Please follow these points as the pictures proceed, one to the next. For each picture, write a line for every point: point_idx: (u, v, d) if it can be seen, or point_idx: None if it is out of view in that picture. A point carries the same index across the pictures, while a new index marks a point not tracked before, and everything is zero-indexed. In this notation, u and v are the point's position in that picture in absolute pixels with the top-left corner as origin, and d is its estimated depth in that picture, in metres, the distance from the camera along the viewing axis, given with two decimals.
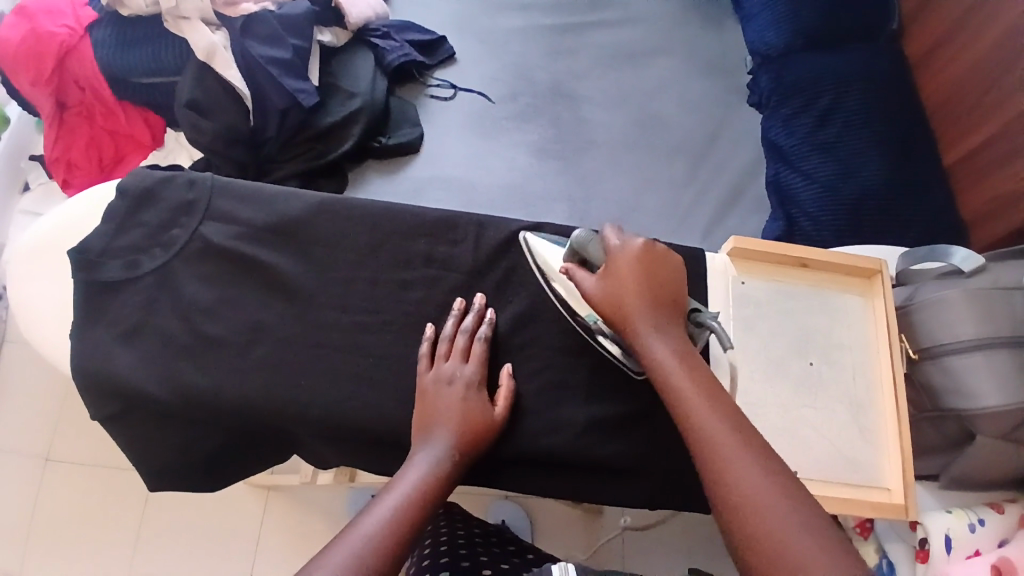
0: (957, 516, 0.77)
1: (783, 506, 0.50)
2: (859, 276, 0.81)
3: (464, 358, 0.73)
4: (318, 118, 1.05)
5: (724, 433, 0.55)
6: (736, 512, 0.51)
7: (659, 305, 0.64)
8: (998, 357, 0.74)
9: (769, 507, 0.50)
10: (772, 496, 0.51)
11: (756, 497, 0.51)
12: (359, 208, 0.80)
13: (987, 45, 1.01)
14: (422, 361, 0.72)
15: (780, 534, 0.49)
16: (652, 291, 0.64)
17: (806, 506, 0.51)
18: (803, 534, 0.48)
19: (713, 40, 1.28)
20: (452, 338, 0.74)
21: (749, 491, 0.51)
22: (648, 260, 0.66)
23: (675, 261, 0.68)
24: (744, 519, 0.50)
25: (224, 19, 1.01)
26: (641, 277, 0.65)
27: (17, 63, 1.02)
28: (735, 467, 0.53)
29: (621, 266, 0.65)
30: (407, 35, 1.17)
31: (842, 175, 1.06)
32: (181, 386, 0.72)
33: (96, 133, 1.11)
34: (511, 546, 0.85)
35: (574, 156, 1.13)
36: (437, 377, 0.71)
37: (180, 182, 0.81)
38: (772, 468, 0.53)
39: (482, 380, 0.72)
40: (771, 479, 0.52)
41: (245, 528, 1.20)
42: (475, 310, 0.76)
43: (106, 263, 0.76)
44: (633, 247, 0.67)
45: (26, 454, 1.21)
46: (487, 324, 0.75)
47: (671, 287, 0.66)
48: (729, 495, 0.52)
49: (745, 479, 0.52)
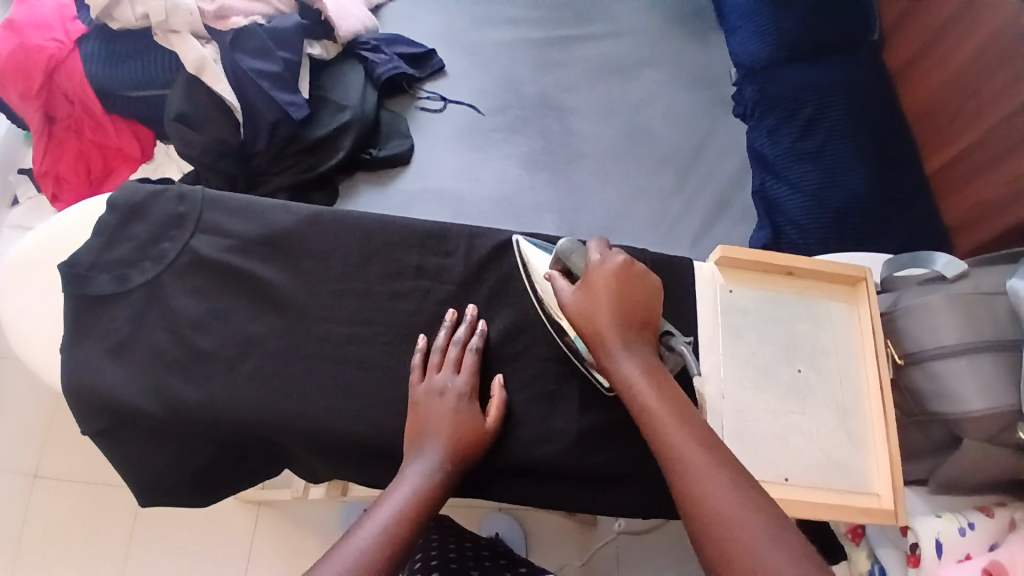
0: (946, 520, 0.77)
1: (750, 521, 0.51)
2: (845, 284, 0.81)
3: (456, 369, 0.73)
4: (310, 130, 1.06)
5: (693, 449, 0.56)
6: (703, 522, 0.52)
7: (632, 324, 0.64)
8: (980, 362, 0.75)
9: (737, 522, 0.51)
10: (742, 511, 0.51)
11: (724, 510, 0.52)
12: (350, 220, 0.80)
13: (966, 57, 1.04)
14: (414, 372, 0.73)
15: (746, 550, 0.49)
16: (626, 307, 0.65)
17: (774, 520, 0.51)
18: (771, 547, 0.49)
19: (698, 53, 1.30)
20: (444, 349, 0.74)
21: (719, 507, 0.52)
22: (626, 279, 0.66)
23: (653, 282, 0.68)
24: (712, 530, 0.51)
25: (214, 33, 1.02)
26: (618, 294, 0.65)
27: (5, 76, 1.03)
28: (705, 484, 0.54)
29: (599, 282, 0.66)
30: (397, 48, 1.19)
31: (826, 184, 1.07)
32: (171, 400, 0.72)
33: (84, 147, 1.11)
34: (502, 559, 0.85)
35: (562, 168, 1.15)
36: (428, 389, 0.71)
37: (171, 195, 0.80)
38: (741, 484, 0.53)
39: (473, 391, 0.72)
40: (738, 494, 0.53)
41: (235, 544, 1.19)
42: (467, 322, 0.76)
43: (96, 277, 0.76)
44: (613, 264, 0.67)
45: (13, 472, 1.20)
46: (478, 336, 0.76)
47: (645, 305, 0.66)
48: (700, 506, 0.53)
49: (713, 494, 0.53)
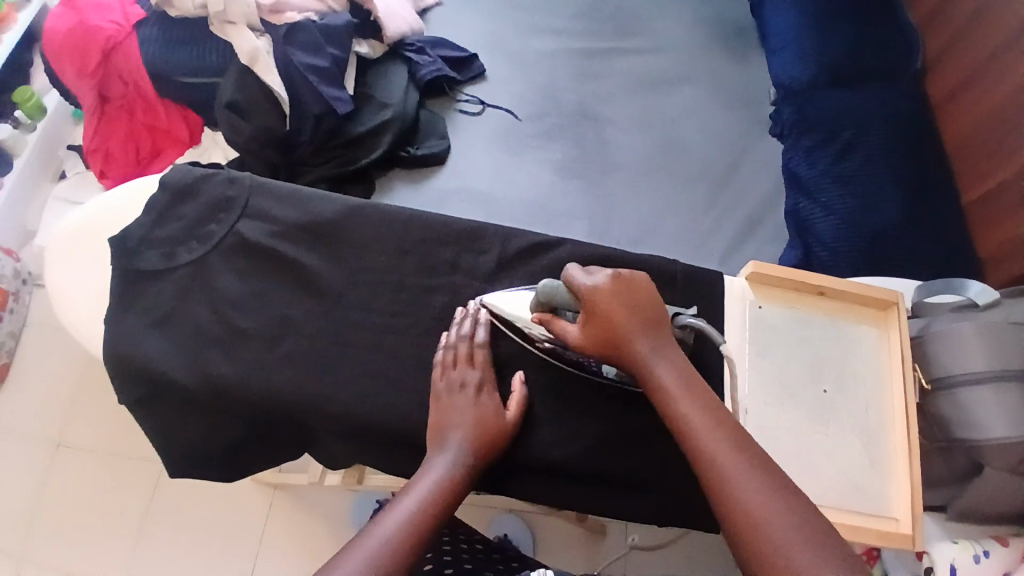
0: (962, 547, 0.78)
1: (786, 522, 0.52)
2: (875, 308, 0.82)
3: (471, 364, 0.74)
4: (352, 125, 1.09)
5: (723, 451, 0.57)
6: (737, 526, 0.54)
7: (648, 329, 0.66)
8: (1007, 392, 0.75)
9: (772, 523, 0.52)
10: (773, 512, 0.53)
11: (755, 512, 0.53)
12: (391, 214, 0.83)
13: (1007, 93, 1.04)
14: (436, 369, 0.73)
15: (783, 552, 0.51)
16: (638, 317, 0.66)
17: (808, 520, 0.53)
18: (806, 549, 0.51)
19: (738, 72, 1.31)
20: (455, 345, 0.75)
21: (751, 508, 0.54)
22: (625, 291, 0.67)
23: (643, 278, 0.69)
24: (745, 532, 0.53)
25: (269, 26, 1.05)
26: (625, 306, 0.66)
27: (63, 52, 1.08)
28: (736, 485, 0.55)
29: (602, 305, 0.66)
30: (440, 51, 1.22)
31: (859, 209, 1.08)
32: (208, 374, 0.75)
33: (135, 128, 1.17)
34: (495, 554, 0.87)
35: (596, 176, 1.16)
36: (449, 383, 0.72)
37: (220, 179, 0.84)
38: (772, 483, 0.55)
39: (490, 382, 0.74)
40: (773, 494, 0.54)
41: (248, 524, 1.20)
42: (473, 315, 0.77)
43: (145, 252, 0.80)
44: (604, 282, 0.67)
45: (42, 437, 1.25)
46: (485, 326, 0.76)
47: (650, 310, 0.67)
48: (732, 508, 0.54)
49: (747, 496, 0.54)
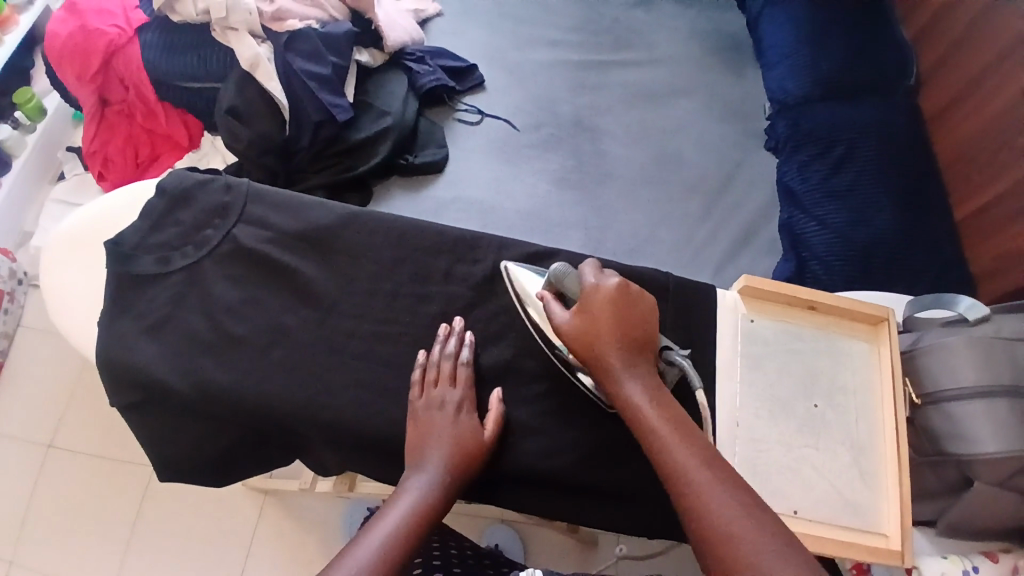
0: (951, 561, 0.79)
1: (755, 535, 0.52)
2: (866, 324, 0.82)
3: (453, 382, 0.74)
4: (351, 133, 1.10)
5: (696, 467, 0.58)
6: (708, 537, 0.53)
7: (631, 346, 0.66)
8: (997, 408, 0.75)
9: (741, 537, 0.52)
10: (743, 526, 0.53)
11: (727, 524, 0.53)
12: (387, 222, 0.83)
13: (998, 111, 1.06)
14: (414, 388, 0.74)
15: (751, 562, 0.51)
16: (623, 333, 0.66)
17: (777, 533, 0.53)
18: (772, 557, 0.51)
19: (733, 86, 1.32)
20: (438, 364, 0.75)
21: (722, 521, 0.54)
22: (622, 301, 0.67)
23: (648, 301, 0.69)
24: (716, 545, 0.53)
25: (270, 33, 1.05)
26: (615, 316, 0.66)
27: (64, 56, 1.07)
28: (706, 499, 0.55)
29: (597, 305, 0.67)
30: (440, 61, 1.23)
31: (852, 223, 1.08)
32: (200, 379, 0.75)
33: (134, 131, 1.17)
34: (485, 560, 0.87)
35: (592, 188, 1.17)
36: (428, 402, 0.72)
37: (218, 184, 0.84)
38: (743, 498, 0.55)
39: (470, 403, 0.74)
40: (743, 509, 0.54)
41: (238, 531, 1.20)
42: (457, 334, 0.77)
43: (140, 256, 0.80)
44: (608, 285, 0.68)
45: (33, 440, 1.24)
46: (468, 347, 0.77)
47: (640, 328, 0.67)
48: (702, 521, 0.54)
49: (718, 509, 0.54)
